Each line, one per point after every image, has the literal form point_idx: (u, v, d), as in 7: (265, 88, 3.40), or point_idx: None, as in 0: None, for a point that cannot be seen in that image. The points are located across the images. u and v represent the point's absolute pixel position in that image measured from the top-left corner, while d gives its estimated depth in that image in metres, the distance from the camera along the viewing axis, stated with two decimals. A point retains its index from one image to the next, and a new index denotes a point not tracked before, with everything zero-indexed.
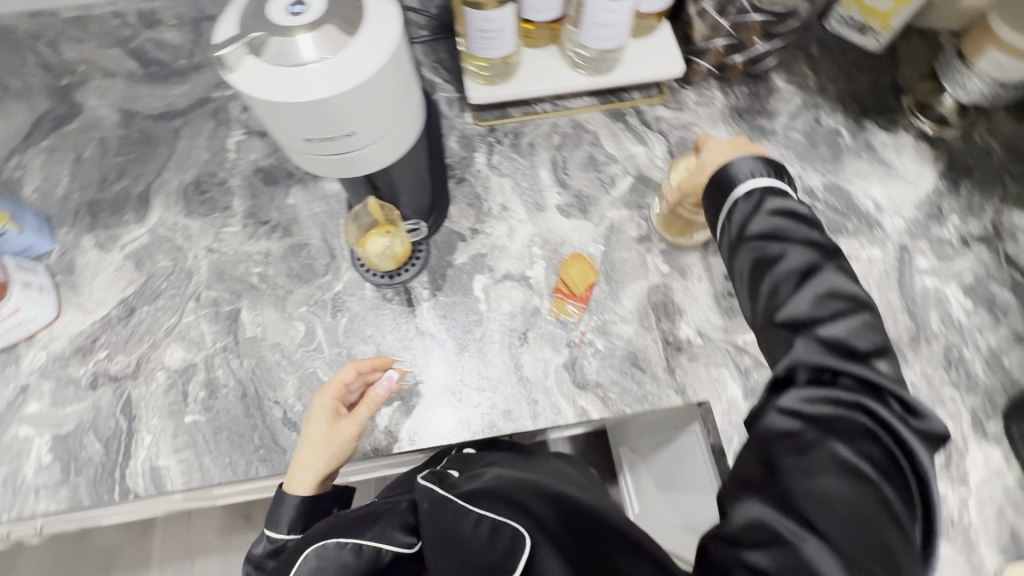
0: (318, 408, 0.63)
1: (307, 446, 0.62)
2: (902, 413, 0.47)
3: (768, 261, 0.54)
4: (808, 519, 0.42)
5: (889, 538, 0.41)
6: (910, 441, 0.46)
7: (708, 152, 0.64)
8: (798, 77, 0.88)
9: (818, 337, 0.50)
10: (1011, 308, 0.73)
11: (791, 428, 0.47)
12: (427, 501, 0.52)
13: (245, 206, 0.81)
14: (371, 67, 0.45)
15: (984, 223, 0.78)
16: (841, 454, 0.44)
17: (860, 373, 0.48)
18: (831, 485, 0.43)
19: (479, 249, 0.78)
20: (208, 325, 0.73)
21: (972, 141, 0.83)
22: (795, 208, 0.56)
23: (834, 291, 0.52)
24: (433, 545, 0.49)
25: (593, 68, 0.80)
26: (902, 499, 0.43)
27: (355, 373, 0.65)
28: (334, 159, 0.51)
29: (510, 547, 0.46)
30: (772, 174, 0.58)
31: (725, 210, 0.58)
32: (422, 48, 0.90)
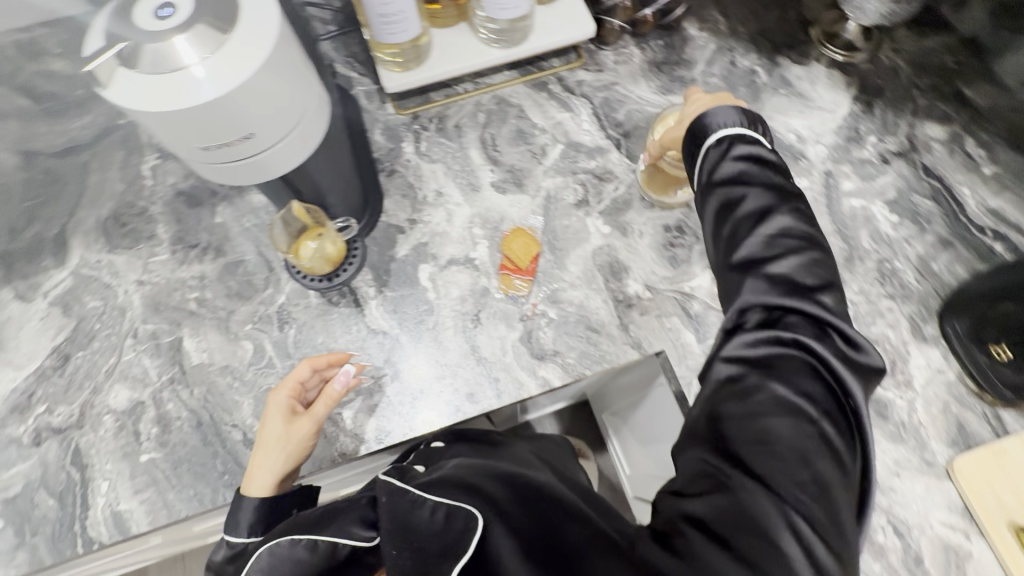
0: (272, 409, 0.62)
1: (263, 447, 0.60)
2: (843, 349, 0.48)
3: (731, 207, 0.53)
4: (749, 462, 0.43)
5: (825, 471, 0.42)
6: (848, 377, 0.47)
7: (690, 106, 0.64)
8: (710, 23, 0.89)
9: (765, 273, 0.50)
10: (934, 216, 0.76)
11: (736, 374, 0.48)
12: (385, 494, 0.51)
13: (171, 232, 0.78)
14: (252, 65, 0.43)
15: (900, 139, 0.81)
16: (780, 394, 0.45)
17: (810, 311, 0.48)
18: (772, 425, 0.44)
19: (420, 239, 0.77)
20: (150, 360, 0.70)
21: (879, 62, 0.85)
22: (761, 153, 0.55)
23: (792, 233, 0.51)
24: (388, 532, 0.48)
25: (506, 40, 0.79)
26: (838, 433, 0.44)
27: (310, 370, 0.63)
28: (241, 165, 0.50)
29: (462, 532, 0.47)
30: (744, 123, 0.57)
31: (697, 160, 0.57)
32: (331, 44, 0.88)
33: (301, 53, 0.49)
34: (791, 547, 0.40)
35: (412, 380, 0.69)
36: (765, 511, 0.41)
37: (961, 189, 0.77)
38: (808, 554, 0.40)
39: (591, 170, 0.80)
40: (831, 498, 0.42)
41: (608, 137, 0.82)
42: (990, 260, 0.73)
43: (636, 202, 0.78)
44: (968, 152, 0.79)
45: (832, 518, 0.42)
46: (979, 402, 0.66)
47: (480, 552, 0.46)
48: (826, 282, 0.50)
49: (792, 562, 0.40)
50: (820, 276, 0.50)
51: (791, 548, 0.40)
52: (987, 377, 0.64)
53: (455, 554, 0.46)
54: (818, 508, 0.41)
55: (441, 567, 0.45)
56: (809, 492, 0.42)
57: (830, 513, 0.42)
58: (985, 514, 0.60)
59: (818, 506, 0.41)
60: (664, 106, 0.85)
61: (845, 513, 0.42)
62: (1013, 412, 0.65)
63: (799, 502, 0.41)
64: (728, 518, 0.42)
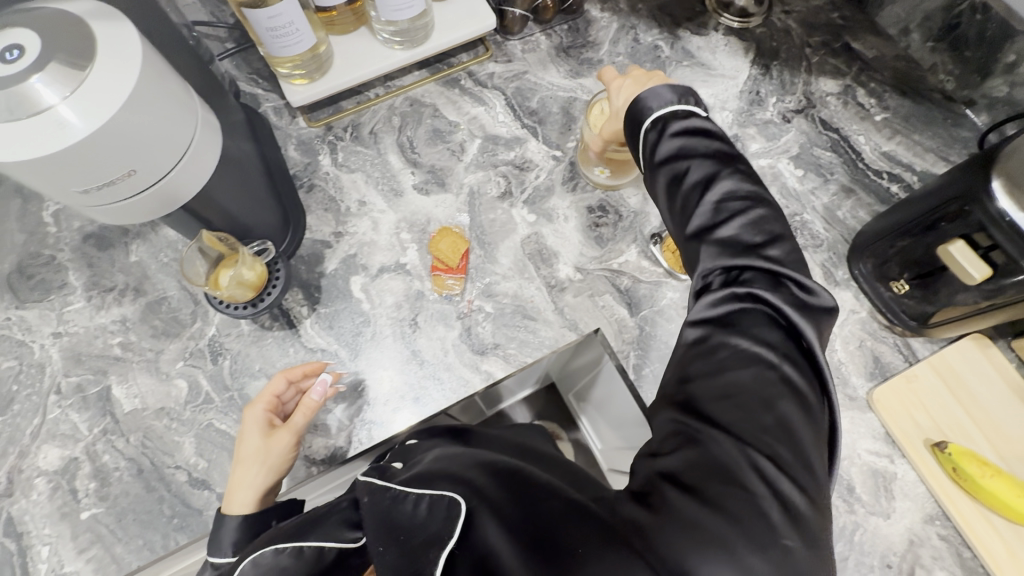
0: (250, 424, 0.60)
1: (242, 464, 0.58)
2: (800, 296, 0.46)
3: (679, 181, 0.52)
4: (714, 415, 0.40)
5: (788, 414, 0.40)
6: (807, 322, 0.45)
7: (615, 96, 0.62)
8: (610, 4, 0.90)
9: (716, 239, 0.49)
10: (836, 165, 0.80)
11: (699, 335, 0.46)
12: (367, 496, 0.44)
13: (84, 278, 0.74)
14: (117, 101, 0.42)
15: (798, 97, 0.85)
16: (739, 345, 0.43)
17: (763, 265, 0.46)
18: (735, 376, 0.41)
19: (347, 251, 0.76)
20: (79, 414, 0.67)
21: (772, 25, 0.89)
22: (701, 124, 0.54)
23: (741, 196, 0.50)
24: (373, 531, 0.41)
25: (408, 40, 0.78)
26: (802, 376, 0.42)
27: (286, 382, 0.62)
28: (129, 203, 0.49)
29: (447, 519, 0.39)
30: (678, 98, 0.55)
31: (638, 144, 0.56)
32: (231, 62, 0.85)
33: (174, 80, 0.48)
34: (758, 488, 0.37)
35: (376, 391, 0.69)
36: (731, 455, 0.38)
37: (857, 137, 0.82)
38: (779, 496, 0.37)
39: (511, 161, 0.81)
40: (799, 441, 0.39)
41: (524, 127, 0.83)
42: (887, 201, 0.78)
43: (558, 188, 0.79)
44: (860, 102, 0.84)
45: (800, 457, 0.39)
46: (889, 334, 0.71)
47: (466, 541, 0.38)
48: (776, 237, 0.48)
49: (764, 505, 0.36)
50: (770, 233, 0.48)
51: (759, 490, 0.37)
52: (893, 310, 0.70)
53: (442, 542, 0.38)
54: (787, 450, 0.38)
55: (427, 559, 0.38)
56: (775, 436, 0.39)
57: (800, 456, 0.39)
58: (906, 439, 0.66)
59: (785, 448, 0.39)
60: (575, 89, 0.86)
61: (814, 455, 0.39)
62: (921, 339, 0.70)
63: (766, 446, 0.38)
64: (698, 469, 0.38)
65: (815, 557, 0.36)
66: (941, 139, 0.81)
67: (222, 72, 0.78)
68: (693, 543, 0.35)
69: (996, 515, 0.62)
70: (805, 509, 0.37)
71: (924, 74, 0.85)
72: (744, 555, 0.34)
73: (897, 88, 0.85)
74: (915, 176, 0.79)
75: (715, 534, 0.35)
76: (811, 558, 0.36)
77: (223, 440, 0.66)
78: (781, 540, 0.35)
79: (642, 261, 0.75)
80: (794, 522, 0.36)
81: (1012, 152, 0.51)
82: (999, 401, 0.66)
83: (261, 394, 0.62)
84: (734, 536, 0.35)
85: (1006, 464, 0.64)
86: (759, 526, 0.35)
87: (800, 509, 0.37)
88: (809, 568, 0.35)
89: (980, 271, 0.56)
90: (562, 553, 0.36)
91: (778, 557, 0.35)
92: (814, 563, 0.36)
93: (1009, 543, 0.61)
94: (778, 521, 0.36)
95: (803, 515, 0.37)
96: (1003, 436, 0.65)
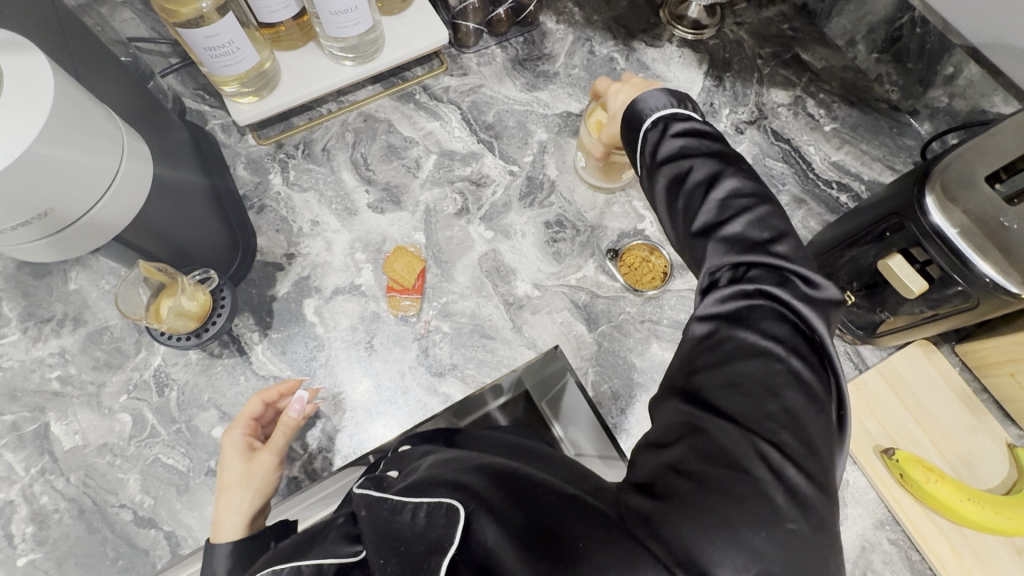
0: (229, 449, 0.58)
1: (226, 491, 0.55)
2: (808, 290, 0.43)
3: (681, 181, 0.49)
4: (720, 404, 0.37)
5: (795, 403, 0.36)
6: (816, 315, 0.41)
7: (616, 98, 0.60)
8: (565, 15, 0.89)
9: (720, 239, 0.45)
10: (787, 176, 0.82)
11: (705, 330, 0.42)
12: (364, 508, 0.42)
13: (19, 309, 0.71)
14: (29, 135, 0.40)
15: (750, 108, 0.86)
16: (745, 337, 0.39)
17: (769, 260, 0.43)
18: (743, 367, 0.38)
19: (300, 273, 0.74)
20: (14, 454, 0.65)
21: (726, 35, 0.89)
22: (700, 128, 0.51)
23: (747, 193, 0.46)
24: (372, 544, 0.39)
25: (360, 55, 0.76)
26: (811, 367, 0.38)
27: (262, 403, 0.60)
28: (48, 242, 0.47)
29: (445, 526, 0.36)
30: (675, 103, 0.53)
31: (638, 146, 0.53)
32: (175, 77, 0.81)
33: (99, 113, 0.46)
34: (760, 472, 0.34)
35: (353, 401, 0.69)
36: (736, 443, 0.35)
37: (807, 148, 0.84)
38: (784, 481, 0.34)
39: (467, 176, 0.80)
40: (806, 430, 0.36)
41: (479, 142, 0.82)
42: (836, 211, 0.81)
43: (516, 203, 0.79)
44: (810, 113, 0.85)
45: (808, 448, 0.35)
46: (841, 341, 0.74)
47: (465, 546, 0.36)
48: (783, 232, 0.45)
49: (768, 490, 0.33)
50: (776, 228, 0.45)
51: (762, 474, 0.34)
52: (845, 320, 0.71)
53: (442, 549, 0.35)
54: (793, 439, 0.35)
55: (428, 567, 0.35)
56: (781, 425, 0.35)
57: (807, 444, 0.35)
58: (858, 448, 0.67)
59: (792, 436, 0.35)
60: (531, 103, 0.85)
61: (823, 441, 0.36)
62: (869, 347, 0.73)
63: (770, 433, 0.35)
64: (703, 456, 0.35)
65: (821, 540, 0.33)
66: (887, 148, 0.83)
67: (164, 90, 0.76)
68: (704, 529, 0.32)
69: (943, 518, 0.64)
70: (812, 494, 0.34)
71: (871, 84, 0.87)
72: (750, 539, 0.31)
73: (845, 98, 0.86)
74: (863, 186, 0.81)
75: (719, 516, 0.32)
76: (819, 543, 0.33)
77: (171, 475, 0.64)
78: (785, 523, 0.32)
79: (600, 276, 0.75)
80: (800, 504, 0.33)
81: (943, 167, 0.53)
82: (943, 406, 0.69)
83: (238, 417, 0.60)
84: (737, 516, 0.32)
85: (951, 468, 0.66)
86: (763, 509, 0.32)
87: (805, 493, 0.34)
88: (817, 553, 0.32)
89: (918, 284, 0.57)
90: (563, 549, 0.33)
91: (783, 540, 0.32)
92: (822, 545, 0.33)
93: (955, 545, 0.63)
94: (783, 505, 0.33)
95: (809, 500, 0.34)
96: (947, 440, 0.67)
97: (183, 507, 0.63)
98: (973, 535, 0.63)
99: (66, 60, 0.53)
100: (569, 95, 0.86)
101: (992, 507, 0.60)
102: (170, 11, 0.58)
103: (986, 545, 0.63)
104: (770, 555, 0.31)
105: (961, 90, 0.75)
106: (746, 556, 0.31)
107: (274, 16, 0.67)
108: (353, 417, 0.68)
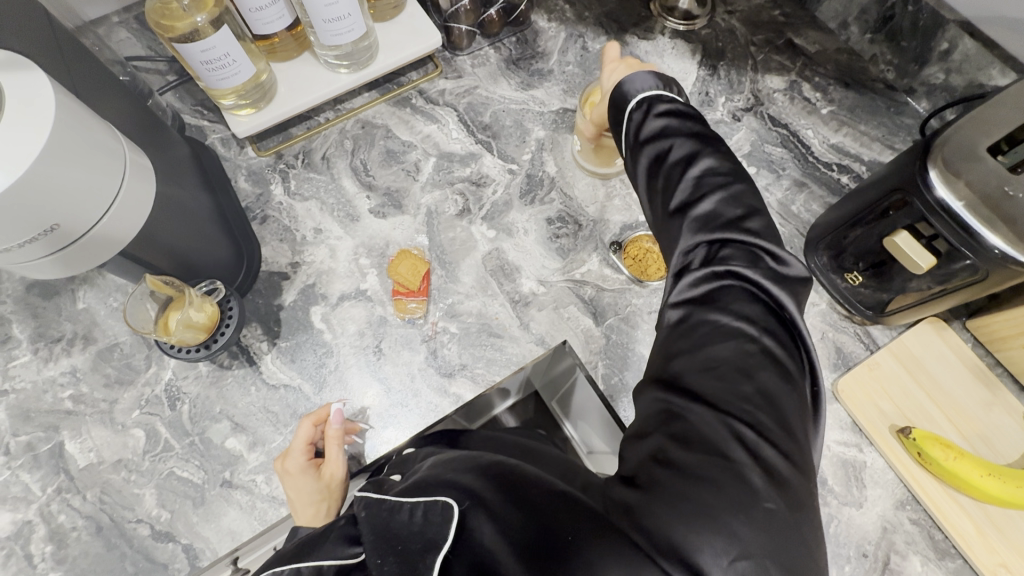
0: (298, 471, 0.61)
1: (308, 501, 0.60)
2: (777, 267, 0.42)
3: (661, 162, 0.48)
4: (696, 389, 0.37)
5: (770, 383, 0.36)
6: (786, 293, 0.41)
7: (611, 76, 0.60)
8: (557, 13, 0.90)
9: (692, 218, 0.45)
10: (787, 161, 0.82)
11: (679, 316, 0.42)
12: (362, 509, 0.40)
13: (29, 330, 0.71)
14: (31, 154, 0.40)
15: (746, 95, 0.86)
16: (717, 320, 0.39)
17: (742, 238, 0.43)
18: (719, 350, 0.38)
19: (305, 281, 0.74)
20: (30, 475, 0.65)
21: (717, 24, 0.90)
22: (682, 109, 0.50)
23: (723, 172, 0.46)
24: (371, 544, 0.37)
25: (354, 62, 0.77)
26: (783, 346, 0.39)
27: (315, 425, 0.64)
28: (55, 258, 0.47)
29: (441, 523, 0.36)
30: (661, 85, 0.52)
31: (623, 125, 0.52)
32: (173, 94, 0.82)
33: (100, 130, 0.47)
34: (739, 455, 0.34)
35: (365, 407, 0.69)
36: (713, 427, 0.35)
37: (805, 132, 0.84)
38: (762, 463, 0.34)
39: (467, 177, 0.80)
40: (781, 410, 0.36)
41: (477, 142, 0.82)
42: (838, 193, 0.81)
43: (517, 202, 0.79)
44: (806, 97, 0.85)
45: (785, 428, 0.35)
46: (850, 324, 0.73)
47: (460, 542, 0.35)
48: (754, 210, 0.44)
49: (745, 472, 0.33)
50: (752, 209, 0.44)
51: (741, 458, 0.34)
52: (850, 301, 0.71)
53: (436, 547, 0.35)
54: (768, 419, 0.35)
55: (425, 565, 0.35)
56: (757, 405, 0.35)
57: (782, 422, 0.35)
58: (872, 427, 0.67)
59: (767, 416, 0.35)
60: (527, 101, 0.85)
61: (798, 422, 0.36)
62: (879, 327, 0.72)
63: (747, 415, 0.35)
64: (684, 444, 0.35)
65: (801, 521, 0.33)
66: (886, 128, 0.83)
67: (163, 107, 0.76)
68: (686, 519, 0.31)
69: (964, 496, 0.63)
70: (792, 475, 0.34)
71: (866, 65, 0.86)
72: (730, 522, 0.31)
73: (841, 80, 0.86)
74: (864, 167, 0.81)
75: (697, 501, 0.32)
76: (798, 524, 0.33)
77: (186, 488, 0.65)
78: (762, 503, 0.32)
79: (605, 269, 0.75)
80: (779, 486, 0.33)
81: (943, 140, 0.53)
82: (958, 381, 0.68)
83: (294, 443, 0.63)
84: (717, 501, 0.32)
85: (969, 444, 0.66)
86: (741, 493, 0.32)
87: (783, 474, 0.34)
88: (797, 534, 0.32)
89: (927, 260, 0.57)
90: (553, 543, 0.33)
91: (762, 521, 0.32)
92: (802, 527, 0.33)
93: (978, 522, 0.62)
94: (761, 487, 0.33)
95: (787, 479, 0.34)
96: (963, 416, 0.67)
97: (199, 520, 0.63)
98: (995, 510, 0.63)
99: (64, 78, 0.54)
100: (564, 91, 0.86)
101: (1011, 480, 0.59)
102: (165, 26, 0.60)
103: (1009, 519, 0.62)
104: (750, 539, 0.31)
105: (958, 65, 0.75)
106: (726, 539, 0.31)
107: (269, 27, 0.67)
108: (365, 423, 0.68)
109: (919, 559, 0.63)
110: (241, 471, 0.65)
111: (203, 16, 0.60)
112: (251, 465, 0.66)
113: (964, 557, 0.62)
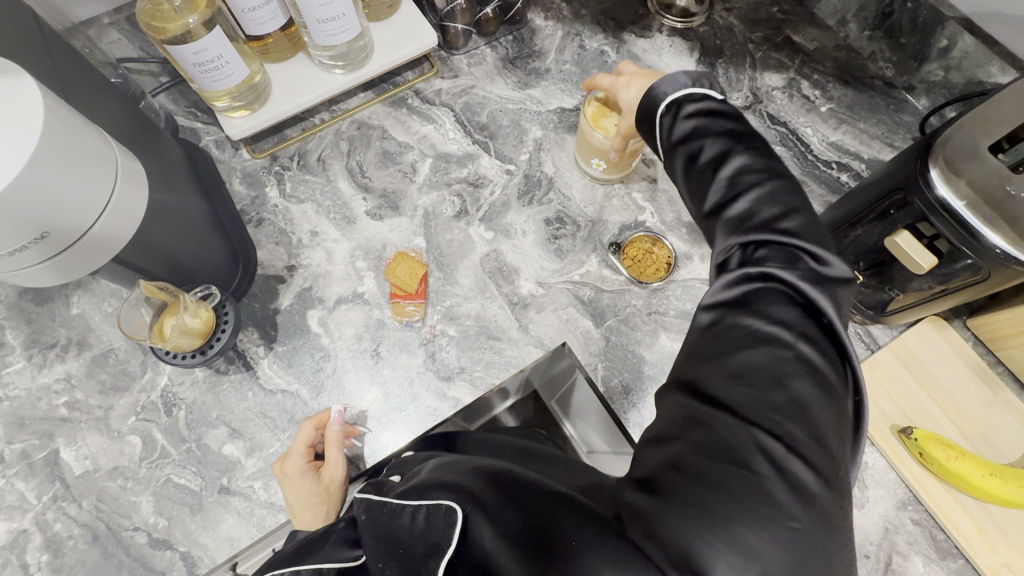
0: (297, 475, 0.61)
1: (307, 504, 0.59)
2: (817, 269, 0.41)
3: (693, 164, 0.47)
4: (727, 397, 0.36)
5: (804, 392, 0.35)
6: (825, 297, 0.40)
7: (627, 91, 0.59)
8: (553, 11, 0.89)
9: (727, 218, 0.44)
10: (786, 160, 0.82)
11: (710, 319, 0.41)
12: (364, 513, 0.41)
13: (22, 336, 0.70)
14: (20, 159, 0.40)
15: (745, 93, 0.85)
16: (749, 324, 0.38)
17: (779, 238, 0.41)
18: (752, 356, 0.37)
19: (302, 285, 0.74)
20: (25, 483, 0.64)
21: (715, 21, 0.89)
22: (716, 104, 0.48)
23: (757, 170, 0.44)
24: (372, 548, 0.38)
25: (349, 62, 0.76)
26: (821, 353, 0.37)
27: (315, 429, 0.63)
28: (47, 265, 0.46)
29: (444, 528, 0.36)
30: (692, 80, 0.50)
31: (655, 130, 0.51)
32: (166, 96, 0.81)
33: (93, 135, 0.46)
34: (761, 467, 0.33)
35: (363, 411, 0.68)
36: (739, 436, 0.34)
37: (805, 130, 0.83)
38: (787, 477, 0.33)
39: (464, 178, 0.79)
40: (814, 419, 0.35)
41: (474, 142, 0.82)
42: (838, 191, 0.80)
43: (514, 202, 0.78)
44: (806, 94, 0.85)
45: (819, 440, 0.34)
46: (851, 322, 0.73)
47: (463, 548, 0.35)
48: (759, 206, 0.43)
49: (769, 487, 0.32)
50: (776, 207, 0.43)
51: (764, 471, 0.33)
52: (854, 301, 0.71)
53: (439, 551, 0.35)
54: (801, 431, 0.34)
55: (427, 570, 0.35)
56: (788, 415, 0.34)
57: (816, 434, 0.34)
58: (873, 427, 0.67)
59: (799, 427, 0.34)
60: (524, 100, 0.84)
61: (833, 436, 0.35)
62: (880, 326, 0.72)
63: (777, 425, 0.34)
64: (707, 454, 0.34)
65: (826, 539, 0.32)
66: (885, 125, 0.82)
67: (156, 109, 0.75)
68: (704, 529, 0.31)
69: (966, 496, 0.63)
70: (822, 493, 0.33)
71: (865, 62, 0.86)
72: (746, 537, 0.31)
73: (840, 77, 0.85)
74: (863, 164, 0.81)
75: (707, 510, 0.32)
76: (822, 539, 0.32)
77: (184, 495, 0.64)
78: (788, 521, 0.32)
79: (603, 270, 0.75)
80: (804, 501, 0.33)
81: (945, 140, 0.52)
82: (960, 382, 0.68)
83: (293, 446, 0.63)
84: (736, 515, 0.31)
85: (970, 444, 0.65)
86: (763, 507, 0.32)
87: (807, 488, 0.33)
88: (822, 554, 0.32)
89: (927, 260, 0.56)
90: (555, 548, 0.32)
91: (785, 540, 0.31)
92: (828, 547, 0.32)
93: (979, 521, 0.62)
94: (784, 501, 0.32)
95: (815, 495, 0.33)
96: (966, 417, 0.66)
97: (198, 527, 0.63)
98: (997, 509, 0.63)
99: (54, 82, 0.53)
100: (561, 90, 0.85)
101: (1013, 480, 0.59)
102: (156, 28, 0.59)
103: (1011, 519, 0.62)
104: (769, 556, 0.31)
105: (957, 62, 0.74)
106: (745, 557, 0.31)
107: (262, 28, 0.66)
108: (363, 426, 0.68)
109: (921, 560, 0.63)
110: (238, 477, 0.65)
111: (195, 17, 0.59)
112: (249, 471, 0.65)
113: (967, 558, 0.62)
